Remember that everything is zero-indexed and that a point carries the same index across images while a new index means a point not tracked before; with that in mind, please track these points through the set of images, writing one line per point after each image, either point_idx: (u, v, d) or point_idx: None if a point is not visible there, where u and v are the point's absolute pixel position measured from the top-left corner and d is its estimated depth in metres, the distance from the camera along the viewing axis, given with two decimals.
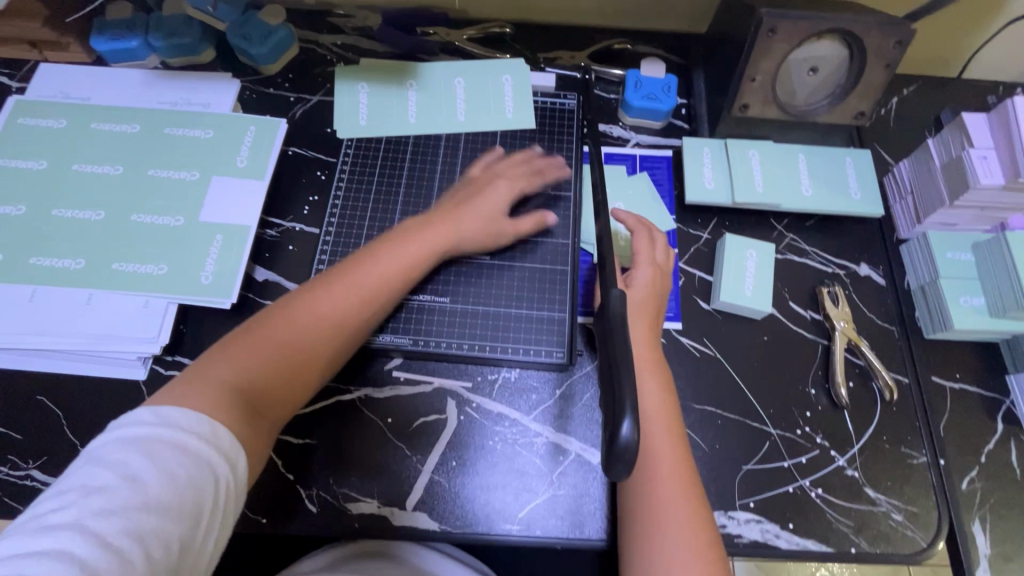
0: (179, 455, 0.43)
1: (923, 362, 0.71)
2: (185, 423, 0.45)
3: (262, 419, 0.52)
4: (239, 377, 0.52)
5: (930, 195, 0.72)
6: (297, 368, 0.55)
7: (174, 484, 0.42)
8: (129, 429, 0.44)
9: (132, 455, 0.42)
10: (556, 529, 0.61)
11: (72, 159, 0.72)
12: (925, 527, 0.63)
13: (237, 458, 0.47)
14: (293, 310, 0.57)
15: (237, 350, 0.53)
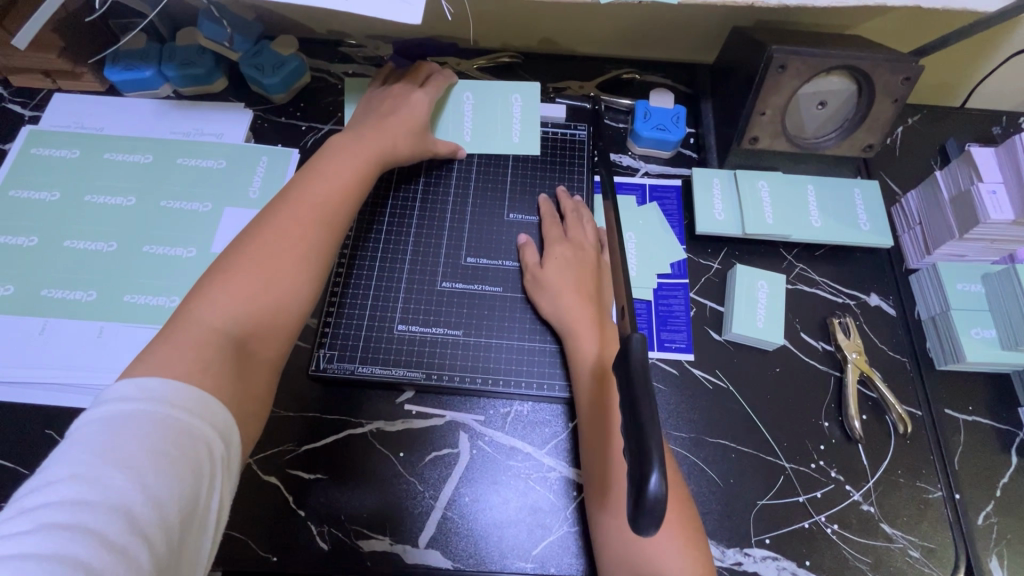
0: (171, 433, 0.41)
1: (936, 394, 0.71)
2: (171, 394, 0.43)
3: (253, 359, 0.51)
4: (221, 325, 0.50)
5: (939, 226, 0.73)
6: (281, 309, 0.54)
7: (169, 465, 0.40)
8: (113, 410, 0.41)
9: (121, 438, 0.40)
10: (570, 567, 0.61)
11: (85, 189, 0.72)
12: (942, 563, 0.62)
13: (231, 419, 0.45)
14: (265, 255, 0.54)
15: (211, 300, 0.51)
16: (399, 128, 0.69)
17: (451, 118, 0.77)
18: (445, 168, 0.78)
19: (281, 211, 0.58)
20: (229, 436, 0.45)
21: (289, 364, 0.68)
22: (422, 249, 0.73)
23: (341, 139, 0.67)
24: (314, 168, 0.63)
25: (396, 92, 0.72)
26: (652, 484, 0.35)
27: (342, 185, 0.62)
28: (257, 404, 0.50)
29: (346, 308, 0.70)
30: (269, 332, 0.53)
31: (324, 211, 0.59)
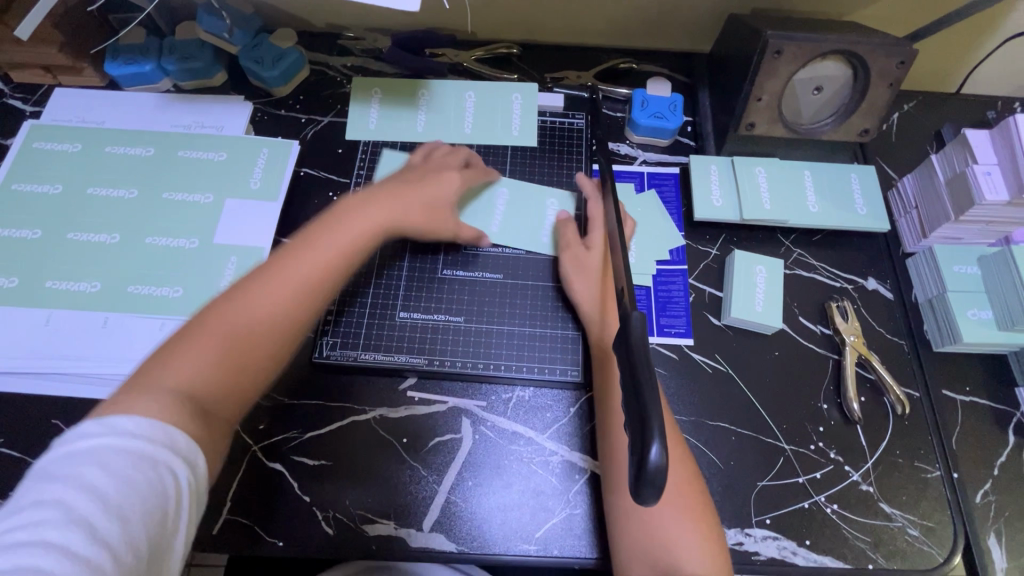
0: (130, 461, 0.40)
1: (934, 375, 0.71)
2: (131, 427, 0.41)
3: (217, 417, 0.47)
4: (187, 378, 0.47)
5: (936, 210, 0.73)
6: (254, 363, 0.51)
7: (130, 490, 0.39)
8: (74, 444, 0.40)
9: (83, 466, 0.39)
10: (574, 549, 0.61)
11: (88, 183, 0.72)
12: (941, 541, 0.63)
13: (197, 457, 0.43)
14: (243, 304, 0.52)
15: (185, 345, 0.48)
16: (418, 198, 0.67)
17: (481, 209, 0.74)
18: None
19: (279, 264, 0.55)
20: (196, 466, 0.43)
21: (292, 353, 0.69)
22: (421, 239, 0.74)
23: (357, 198, 0.64)
24: (325, 222, 0.60)
25: (430, 166, 0.71)
26: (654, 456, 0.36)
27: (351, 245, 0.59)
28: (218, 463, 0.47)
29: (348, 297, 0.70)
30: (238, 389, 0.50)
31: (323, 264, 0.56)
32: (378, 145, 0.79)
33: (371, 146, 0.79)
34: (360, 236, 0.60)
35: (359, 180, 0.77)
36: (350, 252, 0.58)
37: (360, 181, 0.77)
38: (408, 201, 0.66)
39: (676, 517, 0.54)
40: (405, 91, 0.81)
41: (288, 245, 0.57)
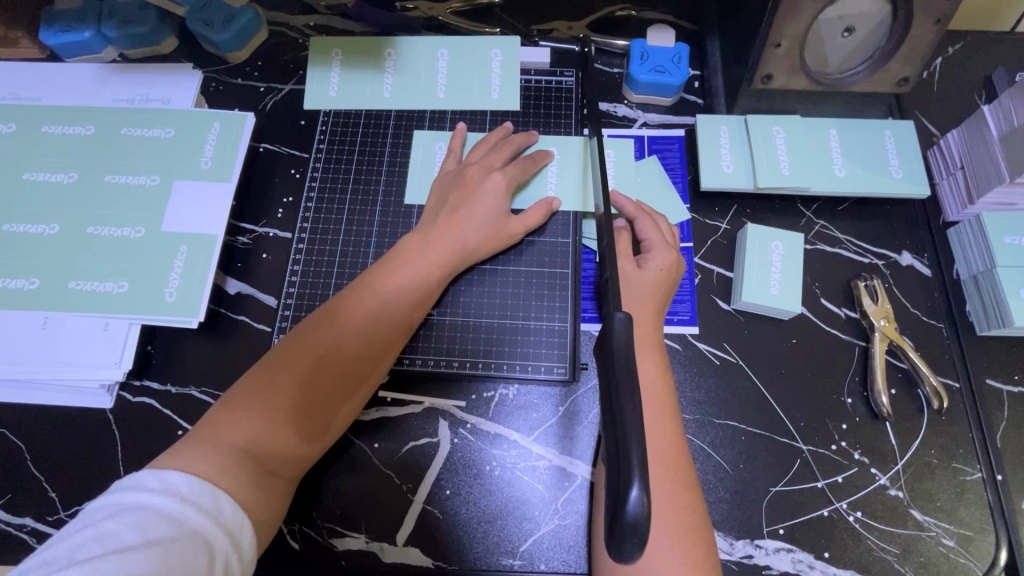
0: (174, 527, 0.40)
1: (976, 363, 0.62)
2: (189, 491, 0.43)
3: (274, 481, 0.49)
4: (248, 441, 0.48)
5: (985, 170, 0.63)
6: (305, 423, 0.51)
7: (161, 557, 0.38)
8: (127, 498, 0.41)
9: (124, 525, 0.39)
10: (563, 563, 0.55)
11: (23, 167, 0.66)
12: (980, 553, 0.56)
13: (243, 528, 0.44)
14: (298, 359, 0.52)
15: (244, 404, 0.49)
16: (473, 226, 0.61)
17: (534, 195, 0.66)
18: (418, 122, 0.70)
19: (335, 320, 0.54)
20: (238, 539, 0.44)
21: (253, 351, 0.63)
22: (390, 222, 0.66)
23: (408, 240, 0.60)
24: (381, 271, 0.58)
25: (472, 175, 0.63)
26: (631, 498, 0.32)
27: (403, 302, 0.57)
28: (273, 525, 0.49)
29: (309, 288, 0.64)
30: (294, 451, 0.50)
31: (372, 325, 0.55)
32: (342, 111, 0.70)
33: (335, 114, 0.70)
34: (413, 288, 0.57)
35: (320, 155, 0.69)
36: (404, 307, 0.57)
37: (321, 155, 0.69)
38: (462, 238, 0.60)
39: (668, 543, 0.46)
40: (371, 52, 0.72)
41: (344, 296, 0.57)
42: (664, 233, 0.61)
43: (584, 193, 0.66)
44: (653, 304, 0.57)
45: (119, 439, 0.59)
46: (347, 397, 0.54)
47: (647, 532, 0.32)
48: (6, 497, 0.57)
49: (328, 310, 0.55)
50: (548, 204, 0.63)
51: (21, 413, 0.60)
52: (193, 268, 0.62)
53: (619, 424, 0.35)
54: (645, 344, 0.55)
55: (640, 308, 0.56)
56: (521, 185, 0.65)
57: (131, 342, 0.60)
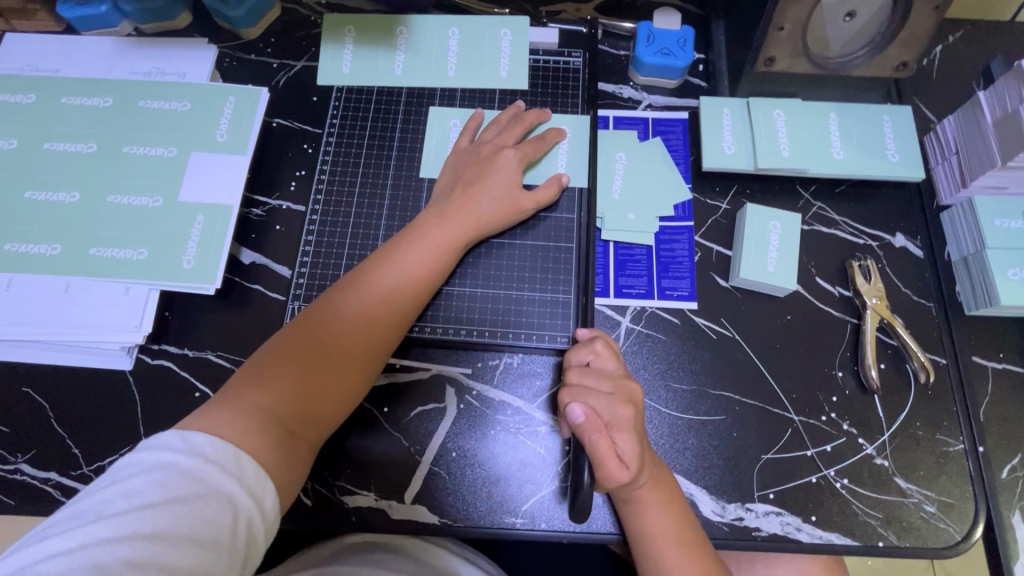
0: (198, 485, 0.43)
1: (964, 342, 0.65)
2: (212, 452, 0.45)
3: (297, 444, 0.51)
4: (273, 403, 0.51)
5: (979, 155, 0.65)
6: (326, 391, 0.53)
7: (187, 516, 0.41)
8: (152, 457, 0.43)
9: (149, 484, 0.42)
10: (563, 523, 0.58)
11: (44, 137, 0.67)
12: (960, 519, 0.59)
13: (266, 487, 0.46)
14: (320, 329, 0.55)
15: (268, 372, 0.52)
16: (486, 201, 0.63)
17: (544, 171, 0.68)
18: (429, 99, 0.71)
19: (353, 292, 0.57)
20: (261, 500, 0.46)
21: (268, 319, 0.65)
22: (401, 196, 0.68)
23: (424, 217, 0.62)
24: (398, 245, 0.60)
25: (485, 153, 0.65)
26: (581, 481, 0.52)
27: (419, 273, 0.59)
28: (295, 485, 0.51)
29: (321, 258, 0.66)
30: (316, 415, 0.53)
31: (390, 295, 0.57)
32: (354, 88, 0.72)
33: (348, 90, 0.72)
34: (429, 262, 0.59)
35: (332, 129, 0.71)
36: (420, 280, 0.59)
37: (334, 130, 0.71)
38: (476, 215, 0.62)
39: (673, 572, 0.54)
40: (383, 29, 0.73)
41: (363, 270, 0.59)
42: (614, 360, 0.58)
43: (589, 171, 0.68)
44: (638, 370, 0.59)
45: (138, 399, 0.62)
46: (367, 364, 0.56)
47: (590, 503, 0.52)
48: (30, 453, 0.60)
49: (348, 281, 0.58)
50: (558, 180, 0.65)
51: (43, 373, 0.62)
52: (210, 237, 0.65)
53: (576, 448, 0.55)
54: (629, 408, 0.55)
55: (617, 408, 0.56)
56: (533, 162, 0.67)
57: (150, 307, 0.63)
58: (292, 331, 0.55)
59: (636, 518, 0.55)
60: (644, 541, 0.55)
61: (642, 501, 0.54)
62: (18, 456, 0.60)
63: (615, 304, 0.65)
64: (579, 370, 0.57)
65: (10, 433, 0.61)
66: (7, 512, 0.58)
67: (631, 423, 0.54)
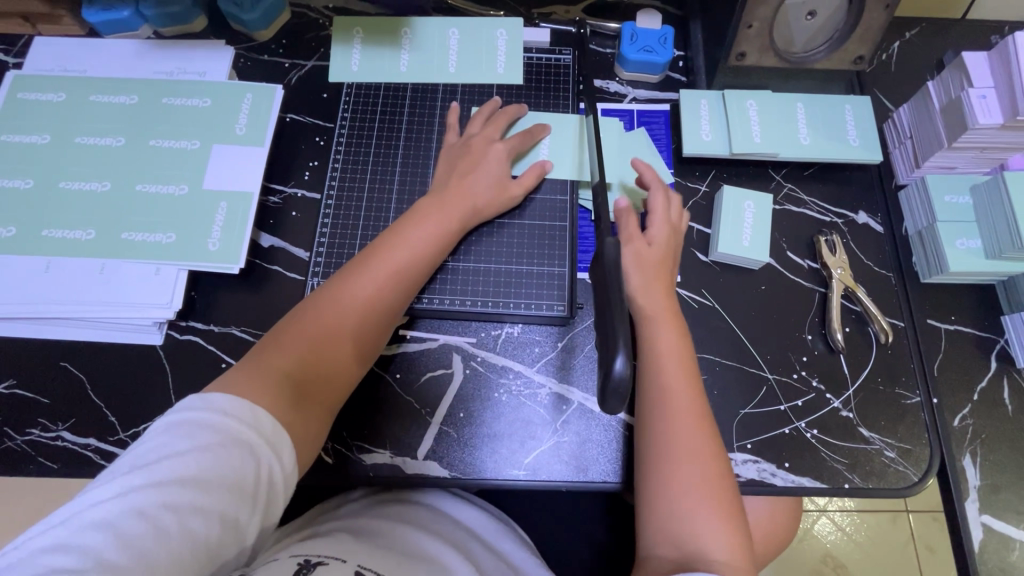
0: (219, 436, 0.48)
1: (920, 307, 0.72)
2: (231, 409, 0.50)
3: (312, 408, 0.56)
4: (291, 370, 0.56)
5: (929, 137, 0.72)
6: (337, 358, 0.59)
7: (212, 462, 0.46)
8: (178, 415, 0.49)
9: (177, 438, 0.47)
10: (561, 473, 0.64)
11: (76, 132, 0.73)
12: (917, 462, 0.65)
13: (282, 439, 0.51)
14: (333, 304, 0.60)
15: (285, 343, 0.58)
16: (479, 186, 0.69)
17: (539, 158, 0.74)
18: (432, 94, 0.78)
19: (361, 273, 0.62)
20: (280, 451, 0.51)
21: (288, 296, 0.71)
22: (408, 181, 0.74)
23: (425, 202, 0.68)
24: (401, 229, 0.65)
25: (475, 144, 0.71)
26: (618, 368, 0.45)
27: (422, 251, 0.65)
28: (312, 444, 0.56)
29: (337, 240, 0.72)
30: (328, 381, 0.59)
31: (397, 274, 0.63)
32: (363, 84, 0.78)
33: (357, 87, 0.78)
34: (429, 242, 0.65)
35: (343, 123, 0.76)
36: (421, 259, 0.64)
37: (345, 123, 0.76)
38: (469, 200, 0.68)
39: (685, 443, 0.58)
40: (388, 30, 0.79)
41: (369, 251, 0.64)
42: (670, 212, 0.68)
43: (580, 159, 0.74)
44: (662, 282, 0.65)
45: (169, 370, 0.67)
46: (373, 335, 0.62)
47: (627, 392, 0.45)
48: (70, 421, 0.65)
49: (358, 261, 0.63)
50: (540, 167, 0.72)
51: (80, 348, 0.68)
52: (233, 221, 0.70)
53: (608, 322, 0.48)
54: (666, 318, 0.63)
55: (653, 288, 0.64)
56: (521, 153, 0.74)
57: (180, 286, 0.68)
58: (307, 307, 0.61)
59: (658, 373, 0.61)
60: (664, 401, 0.60)
61: (665, 360, 0.61)
62: (59, 424, 0.65)
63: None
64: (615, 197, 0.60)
65: (51, 403, 0.66)
66: (51, 475, 0.63)
67: (665, 241, 0.67)
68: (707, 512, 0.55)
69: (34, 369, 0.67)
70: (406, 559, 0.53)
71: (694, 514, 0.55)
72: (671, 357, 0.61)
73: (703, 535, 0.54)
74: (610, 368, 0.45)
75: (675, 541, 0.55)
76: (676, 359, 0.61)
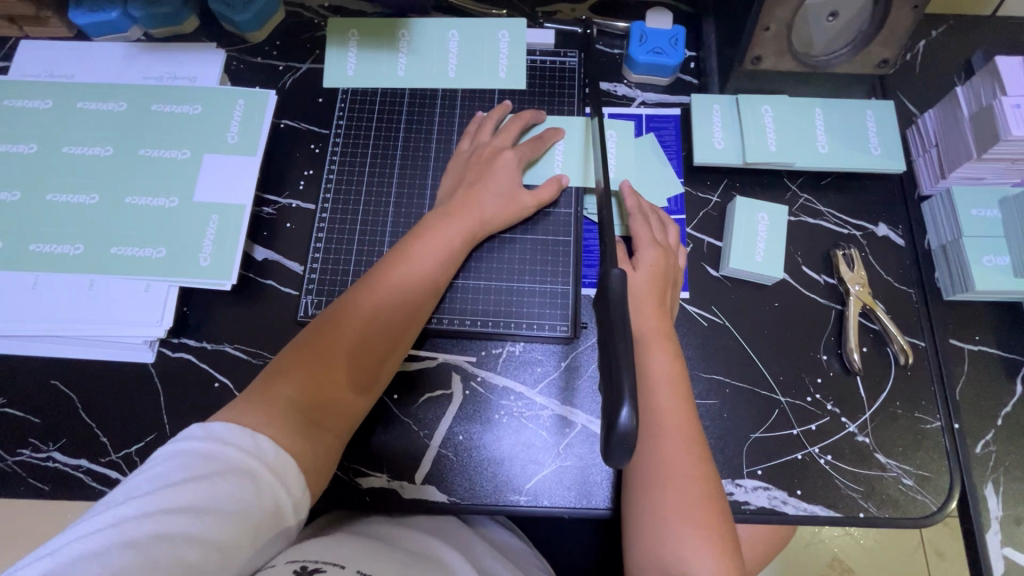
0: (217, 463, 0.46)
1: (941, 325, 0.68)
2: (229, 435, 0.48)
3: (320, 434, 0.54)
4: (295, 394, 0.54)
5: (956, 147, 0.68)
6: (346, 380, 0.57)
7: (210, 488, 0.44)
8: (177, 446, 0.47)
9: (174, 467, 0.45)
10: (564, 499, 0.62)
11: (63, 141, 0.70)
12: (936, 491, 0.62)
13: (288, 468, 0.49)
14: (339, 324, 0.58)
15: (294, 365, 0.55)
16: (490, 198, 0.66)
17: (543, 168, 0.71)
18: (431, 100, 0.74)
19: (366, 291, 0.60)
20: (284, 476, 0.49)
21: (282, 313, 0.68)
22: (406, 192, 0.71)
23: (432, 214, 0.65)
24: (408, 243, 0.63)
25: (485, 154, 0.68)
26: (623, 419, 0.42)
27: (429, 266, 0.62)
28: (322, 474, 0.54)
29: (331, 256, 0.69)
30: (337, 404, 0.56)
31: (403, 289, 0.60)
32: (359, 89, 0.75)
33: (352, 93, 0.75)
34: (441, 257, 0.63)
35: (339, 131, 0.74)
36: (433, 274, 0.62)
37: (340, 131, 0.74)
38: (480, 212, 0.65)
39: (672, 467, 0.55)
40: (385, 32, 0.76)
41: (381, 264, 0.62)
42: (659, 234, 0.66)
43: (586, 168, 0.71)
44: (655, 301, 0.62)
45: (161, 389, 0.65)
46: (383, 355, 0.59)
47: (634, 443, 0.42)
48: (61, 442, 0.64)
49: (365, 278, 0.61)
50: (558, 180, 0.68)
51: (71, 366, 0.66)
52: (225, 234, 0.68)
53: (613, 364, 0.45)
54: (655, 337, 0.61)
55: (643, 306, 0.62)
56: (532, 161, 0.70)
57: (170, 303, 0.66)
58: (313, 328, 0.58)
59: (648, 394, 0.58)
60: (653, 421, 0.57)
61: (654, 380, 0.59)
62: (50, 445, 0.64)
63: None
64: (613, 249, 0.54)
65: (41, 423, 0.64)
66: (42, 497, 0.62)
67: (659, 263, 0.64)
68: (698, 537, 0.53)
69: (25, 388, 0.65)
70: (413, 566, 0.49)
71: (682, 540, 0.53)
72: (662, 375, 0.59)
73: (690, 563, 0.52)
74: (614, 419, 0.42)
75: (660, 568, 0.53)
76: (668, 380, 0.59)
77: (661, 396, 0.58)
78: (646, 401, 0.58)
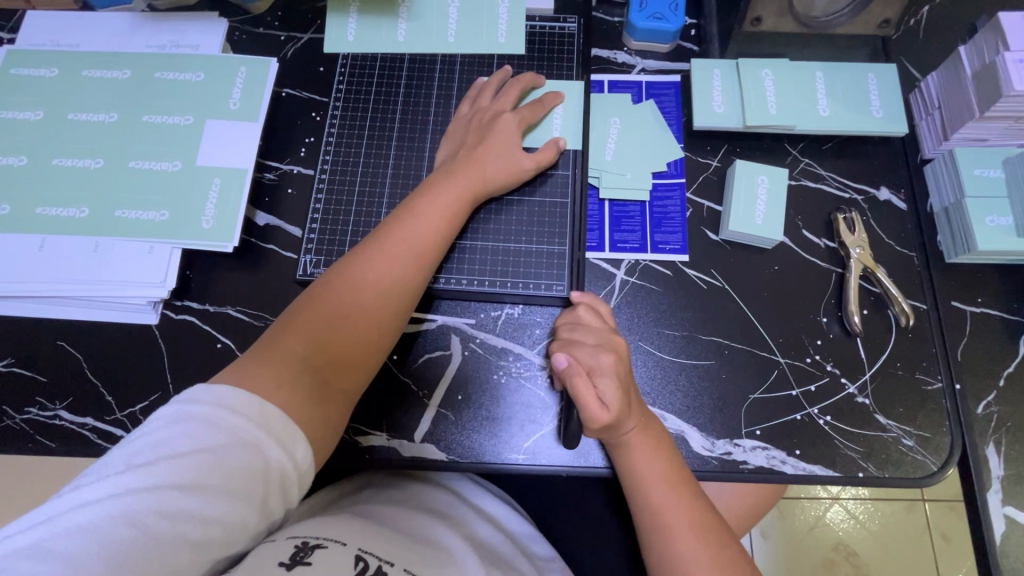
0: (222, 437, 0.45)
1: (943, 288, 0.68)
2: (236, 404, 0.47)
3: (329, 397, 0.54)
4: (302, 359, 0.54)
5: (958, 107, 0.67)
6: (353, 344, 0.57)
7: (213, 467, 0.44)
8: (185, 409, 0.46)
9: (178, 436, 0.45)
10: (561, 458, 0.63)
11: (69, 108, 0.71)
12: (936, 451, 0.62)
13: (296, 436, 0.49)
14: (346, 290, 0.58)
15: (300, 330, 0.56)
16: (492, 161, 0.66)
17: (541, 132, 0.71)
18: (430, 65, 0.75)
19: (371, 256, 0.60)
20: (292, 450, 0.48)
21: (284, 276, 0.69)
22: (405, 156, 0.72)
23: (433, 178, 0.66)
24: (412, 207, 0.63)
25: (486, 118, 0.69)
26: None
27: (434, 230, 0.62)
28: (331, 436, 0.54)
29: (331, 219, 0.69)
30: (344, 367, 0.56)
31: (408, 254, 0.61)
32: (359, 55, 0.75)
33: (352, 58, 0.75)
34: (444, 220, 0.63)
35: (339, 97, 0.74)
36: (433, 241, 0.62)
37: (340, 97, 0.74)
38: (482, 174, 0.65)
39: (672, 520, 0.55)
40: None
41: (381, 233, 0.62)
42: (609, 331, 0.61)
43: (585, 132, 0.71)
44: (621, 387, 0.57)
45: (165, 351, 0.66)
46: (389, 319, 0.59)
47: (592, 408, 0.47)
48: (67, 400, 0.65)
49: (369, 243, 0.61)
50: (556, 143, 0.68)
51: (77, 327, 0.67)
52: (227, 198, 0.69)
53: None
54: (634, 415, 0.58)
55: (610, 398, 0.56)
56: (532, 125, 0.70)
57: (174, 265, 0.67)
58: (319, 294, 0.58)
59: (626, 459, 0.58)
60: (640, 486, 0.57)
61: (632, 443, 0.57)
62: (57, 403, 0.65)
63: (610, 258, 0.69)
64: (566, 329, 0.62)
65: (48, 382, 0.65)
66: (50, 453, 0.63)
67: (614, 371, 0.58)
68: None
69: (32, 348, 0.66)
70: (416, 547, 0.50)
71: None
72: (636, 440, 0.57)
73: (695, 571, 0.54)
74: None
75: None
76: (644, 439, 0.57)
77: (639, 456, 0.57)
78: (630, 474, 0.58)
